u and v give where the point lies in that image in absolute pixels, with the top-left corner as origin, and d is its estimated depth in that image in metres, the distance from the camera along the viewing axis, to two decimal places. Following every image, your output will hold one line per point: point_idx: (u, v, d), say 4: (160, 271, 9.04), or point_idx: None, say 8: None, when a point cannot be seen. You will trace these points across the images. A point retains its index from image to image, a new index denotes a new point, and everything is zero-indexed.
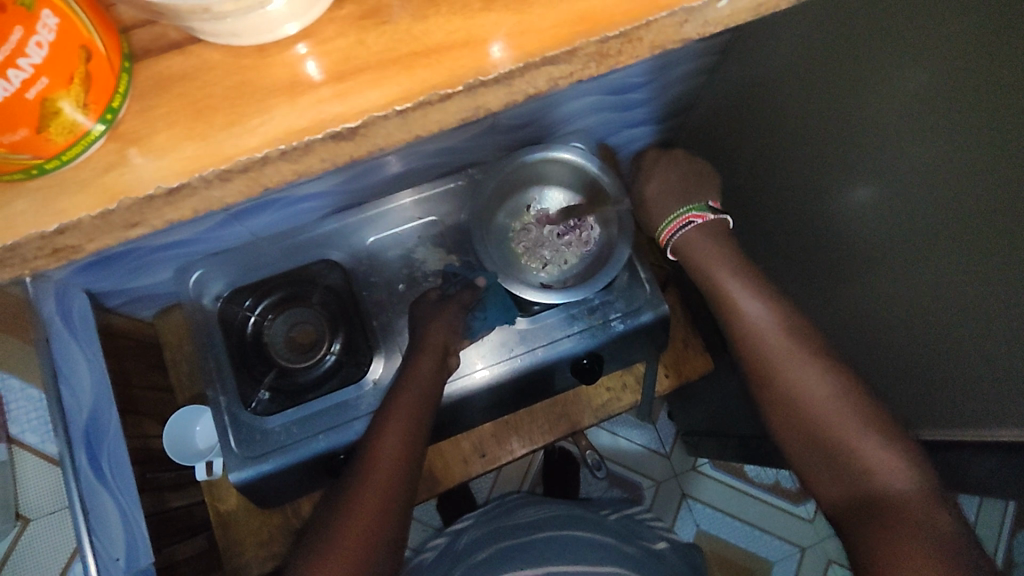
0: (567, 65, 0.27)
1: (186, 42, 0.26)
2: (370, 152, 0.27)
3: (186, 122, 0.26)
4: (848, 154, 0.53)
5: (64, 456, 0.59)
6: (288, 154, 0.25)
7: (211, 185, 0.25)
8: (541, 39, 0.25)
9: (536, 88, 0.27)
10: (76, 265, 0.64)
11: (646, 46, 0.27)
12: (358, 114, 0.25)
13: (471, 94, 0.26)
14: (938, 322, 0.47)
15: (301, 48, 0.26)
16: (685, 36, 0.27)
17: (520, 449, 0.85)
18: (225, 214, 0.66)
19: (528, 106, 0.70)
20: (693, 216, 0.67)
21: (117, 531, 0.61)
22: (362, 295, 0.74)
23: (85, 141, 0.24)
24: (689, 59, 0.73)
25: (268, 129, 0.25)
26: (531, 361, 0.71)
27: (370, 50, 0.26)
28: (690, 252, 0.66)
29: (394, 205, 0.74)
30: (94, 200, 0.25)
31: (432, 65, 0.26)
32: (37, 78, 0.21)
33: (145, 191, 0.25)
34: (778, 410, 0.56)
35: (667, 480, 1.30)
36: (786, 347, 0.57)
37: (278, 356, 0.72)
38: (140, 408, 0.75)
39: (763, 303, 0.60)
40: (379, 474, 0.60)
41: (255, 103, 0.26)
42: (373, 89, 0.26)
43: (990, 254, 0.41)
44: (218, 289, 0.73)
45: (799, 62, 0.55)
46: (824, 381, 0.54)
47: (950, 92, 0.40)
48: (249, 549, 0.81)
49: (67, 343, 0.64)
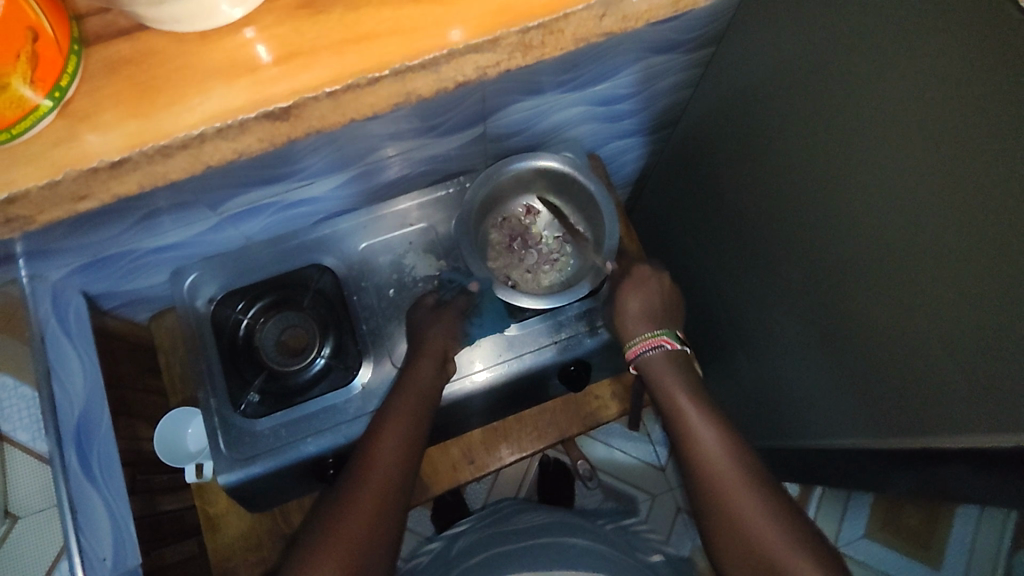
0: (492, 53, 0.36)
1: (134, 29, 0.34)
2: (309, 130, 0.36)
3: (128, 101, 0.34)
4: (831, 160, 0.54)
5: (54, 456, 0.59)
6: (224, 133, 0.34)
7: (152, 162, 0.35)
8: (479, 24, 0.35)
9: (466, 73, 0.36)
10: (74, 264, 0.65)
11: (567, 37, 0.37)
12: (291, 96, 0.34)
13: (398, 77, 0.35)
14: (915, 317, 0.48)
15: (246, 33, 0.34)
16: (604, 27, 0.38)
17: (509, 456, 0.85)
18: (218, 217, 0.68)
19: (520, 114, 0.72)
20: (664, 340, 0.69)
21: (104, 532, 0.62)
22: (352, 299, 0.74)
23: (34, 115, 0.32)
24: (676, 71, 0.74)
25: (205, 108, 0.34)
26: (520, 367, 0.71)
27: (304, 35, 0.34)
28: (653, 376, 0.68)
29: (393, 210, 0.76)
30: (41, 173, 0.34)
31: (361, 50, 0.34)
32: None
33: (89, 164, 0.34)
34: (723, 536, 0.57)
35: (662, 493, 1.30)
36: (731, 476, 0.59)
37: (268, 359, 0.72)
38: (132, 409, 0.76)
39: (717, 430, 0.62)
40: (376, 479, 0.61)
41: (193, 85, 0.34)
42: (306, 71, 0.34)
43: (973, 256, 0.42)
44: (212, 292, 0.75)
45: (781, 70, 0.57)
46: (767, 512, 0.56)
47: (934, 103, 0.42)
48: (238, 553, 0.81)
49: (60, 342, 0.65)
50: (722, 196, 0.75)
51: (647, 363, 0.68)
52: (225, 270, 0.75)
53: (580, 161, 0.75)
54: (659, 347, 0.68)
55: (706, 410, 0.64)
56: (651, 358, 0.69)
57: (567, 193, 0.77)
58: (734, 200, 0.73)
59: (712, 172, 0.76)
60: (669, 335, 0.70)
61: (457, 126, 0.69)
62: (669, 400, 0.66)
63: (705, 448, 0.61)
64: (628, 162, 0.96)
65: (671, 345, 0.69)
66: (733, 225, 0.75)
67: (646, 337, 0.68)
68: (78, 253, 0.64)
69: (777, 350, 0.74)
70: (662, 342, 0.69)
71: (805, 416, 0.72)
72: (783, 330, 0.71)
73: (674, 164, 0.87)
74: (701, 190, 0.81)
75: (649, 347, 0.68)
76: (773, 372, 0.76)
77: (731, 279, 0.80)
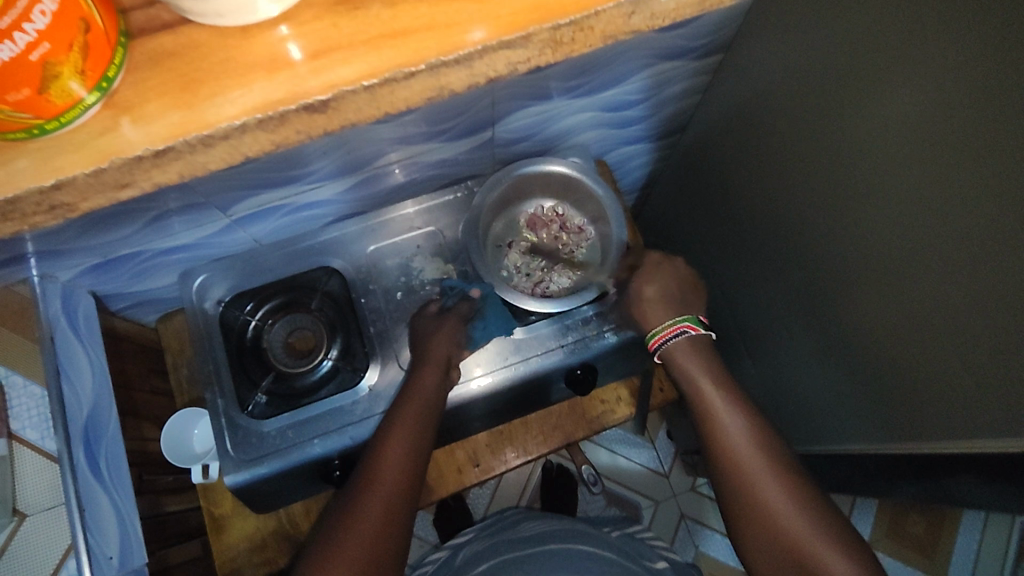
0: (524, 49, 0.36)
1: (176, 23, 0.34)
2: (344, 123, 0.36)
3: (173, 92, 0.34)
4: (840, 170, 0.54)
5: (63, 454, 0.60)
6: (263, 123, 0.34)
7: (195, 152, 0.35)
8: (506, 25, 0.34)
9: (497, 69, 0.36)
10: (85, 265, 0.66)
11: (597, 32, 0.36)
12: (330, 89, 0.34)
13: (433, 72, 0.35)
14: (923, 326, 0.49)
15: (282, 29, 0.34)
16: (633, 26, 0.37)
17: (514, 459, 0.85)
18: (229, 220, 0.68)
19: (528, 120, 0.73)
20: (688, 327, 0.68)
21: (111, 530, 0.62)
22: (360, 302, 0.74)
23: (78, 108, 0.32)
24: (683, 78, 0.75)
25: (246, 100, 0.34)
26: (526, 370, 0.71)
27: (342, 32, 0.34)
28: (679, 364, 0.68)
29: (399, 215, 0.76)
30: (88, 160, 0.34)
31: (397, 46, 0.34)
32: (40, 43, 0.28)
33: (133, 152, 0.34)
34: (752, 529, 0.59)
35: (666, 500, 1.30)
36: (758, 464, 0.60)
37: (276, 360, 0.72)
38: (139, 410, 0.76)
39: (747, 422, 0.63)
40: (391, 472, 0.62)
41: (235, 78, 0.34)
42: (344, 66, 0.34)
43: (977, 263, 0.43)
44: (220, 293, 0.75)
45: (789, 78, 0.58)
46: (789, 501, 0.58)
47: (943, 111, 0.42)
48: (244, 554, 0.81)
49: (70, 343, 0.66)
50: (729, 201, 0.76)
51: (673, 351, 0.68)
52: (236, 272, 0.75)
53: (587, 165, 0.75)
54: (683, 334, 0.68)
55: (728, 396, 0.65)
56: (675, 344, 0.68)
57: (575, 198, 0.78)
58: (741, 206, 0.73)
59: (720, 178, 0.77)
60: (692, 320, 0.69)
61: (466, 132, 0.70)
62: (695, 388, 0.66)
63: (727, 437, 0.62)
64: (635, 169, 0.96)
65: (694, 331, 0.68)
66: (741, 232, 0.75)
67: (670, 323, 0.68)
68: (89, 254, 0.64)
69: (783, 355, 0.74)
70: (686, 328, 0.68)
71: (811, 421, 0.72)
72: (788, 335, 0.71)
73: (683, 169, 0.87)
74: (709, 196, 0.81)
75: (672, 334, 0.68)
76: (780, 378, 0.76)
77: (737, 286, 0.80)
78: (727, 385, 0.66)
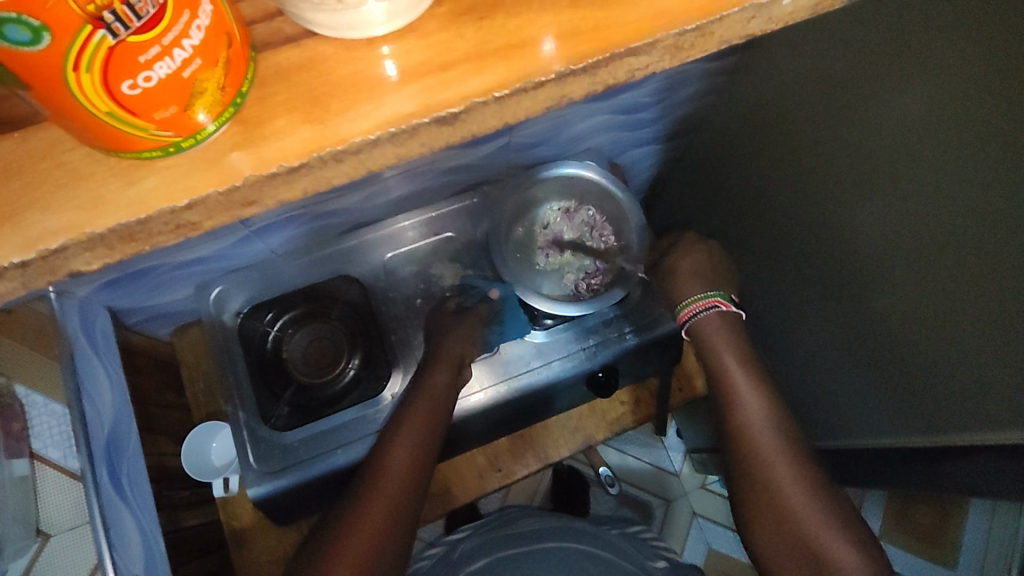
0: (646, 56, 0.28)
1: (300, 36, 0.28)
2: (466, 136, 0.29)
3: (303, 107, 0.27)
4: (853, 169, 0.54)
5: (86, 472, 0.58)
6: (396, 137, 0.27)
7: (325, 167, 0.27)
8: (585, 45, 0.27)
9: (617, 79, 0.29)
10: (101, 280, 0.65)
11: (717, 40, 0.29)
12: (460, 100, 0.27)
13: (559, 83, 0.28)
14: (934, 323, 0.49)
15: (383, 50, 0.28)
16: (750, 31, 0.29)
17: (534, 463, 0.85)
18: (247, 230, 0.68)
19: (543, 125, 0.72)
20: (719, 302, 0.69)
21: (135, 547, 0.61)
22: (380, 310, 0.74)
23: (198, 136, 0.25)
24: (697, 78, 0.75)
25: (378, 114, 0.27)
26: (548, 374, 0.71)
27: (467, 42, 0.28)
28: (705, 336, 0.68)
29: (397, 227, 0.75)
30: (220, 178, 0.26)
31: (525, 56, 0.27)
32: (192, 60, 0.23)
33: (268, 169, 0.26)
34: (757, 503, 0.61)
35: (676, 498, 1.30)
36: (773, 444, 0.62)
37: (297, 372, 0.72)
38: (157, 427, 0.75)
39: (767, 404, 0.65)
40: (395, 475, 0.61)
41: (365, 92, 0.27)
42: (473, 77, 0.27)
43: (983, 262, 0.43)
44: (238, 305, 0.73)
45: (800, 77, 0.58)
46: (799, 481, 0.60)
47: (949, 106, 0.43)
48: (264, 567, 0.80)
49: (90, 358, 0.64)
50: (743, 198, 0.76)
51: (703, 323, 0.68)
52: (253, 283, 0.73)
53: (604, 168, 0.76)
54: (713, 309, 0.69)
55: (753, 377, 0.66)
56: (704, 318, 0.69)
57: (596, 202, 0.78)
58: (758, 205, 0.73)
59: (734, 177, 0.77)
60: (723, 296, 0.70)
61: (482, 138, 0.70)
62: (720, 363, 0.67)
63: (748, 417, 0.64)
64: (646, 169, 0.96)
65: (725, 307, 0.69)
66: (758, 232, 0.75)
67: (699, 298, 0.69)
68: (108, 269, 0.63)
69: (801, 352, 0.74)
70: (716, 304, 0.69)
71: (831, 417, 0.72)
72: (807, 334, 0.71)
73: (698, 169, 0.87)
74: (724, 193, 0.81)
75: (703, 308, 0.69)
76: (801, 378, 0.76)
77: (756, 286, 0.80)
78: (750, 366, 0.67)
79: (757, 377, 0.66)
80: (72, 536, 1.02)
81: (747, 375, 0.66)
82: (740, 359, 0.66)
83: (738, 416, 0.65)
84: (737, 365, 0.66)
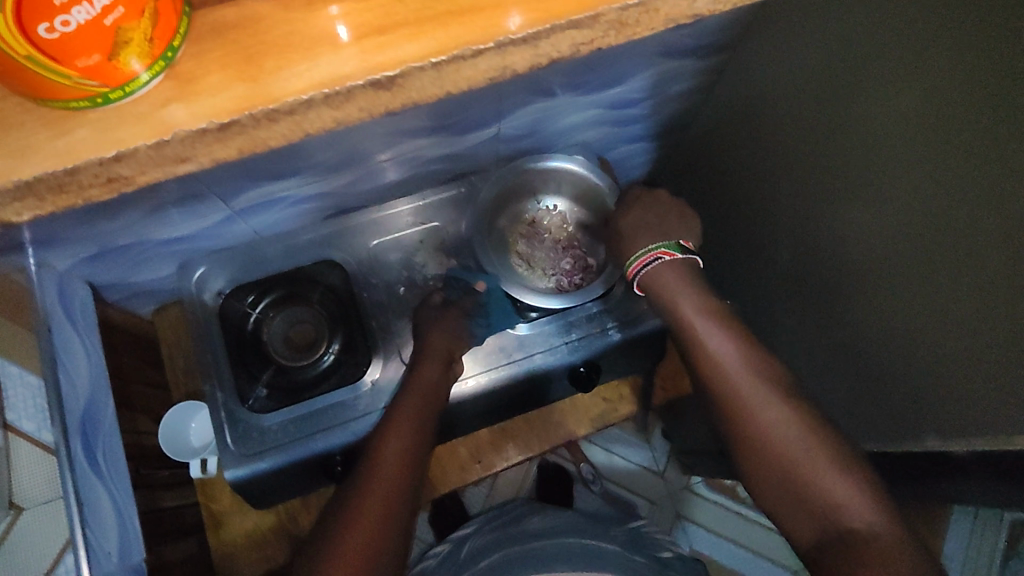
0: (589, 30, 0.33)
1: None
2: (408, 101, 0.32)
3: (236, 64, 0.31)
4: (857, 174, 0.54)
5: (60, 445, 0.58)
6: (332, 100, 0.31)
7: (258, 127, 0.31)
8: (537, 13, 0.32)
9: (560, 51, 0.34)
10: (80, 255, 0.65)
11: (660, 15, 0.34)
12: (398, 65, 0.31)
13: (499, 51, 0.32)
14: (924, 329, 0.49)
15: (330, 11, 0.31)
16: (694, 5, 0.33)
17: (515, 456, 0.85)
18: (229, 210, 0.68)
19: (528, 117, 0.72)
20: (662, 253, 0.64)
21: (109, 524, 0.61)
22: (362, 296, 0.74)
23: (131, 85, 0.29)
24: (689, 76, 0.75)
25: (312, 74, 0.31)
26: (529, 367, 0.71)
27: (407, 7, 0.32)
28: (659, 289, 0.63)
29: (391, 212, 0.76)
30: (151, 131, 0.30)
31: (464, 22, 0.31)
32: (114, 8, 0.26)
33: (199, 125, 0.30)
34: (749, 453, 0.55)
35: (660, 499, 1.30)
36: (755, 388, 0.56)
37: (275, 353, 0.72)
38: (136, 405, 0.75)
39: (736, 345, 0.59)
40: (384, 475, 0.60)
41: (303, 52, 0.31)
42: (411, 42, 0.31)
43: (982, 262, 0.43)
44: (220, 285, 0.74)
45: (797, 71, 0.58)
46: (789, 422, 0.54)
47: (959, 96, 0.42)
48: (241, 549, 0.81)
49: (67, 332, 0.64)
50: (739, 199, 0.76)
51: (650, 278, 0.64)
52: (236, 264, 0.74)
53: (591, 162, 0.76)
54: (657, 261, 0.64)
55: (717, 321, 0.60)
56: (652, 272, 0.64)
57: (581, 197, 0.78)
58: (751, 204, 0.73)
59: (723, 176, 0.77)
60: (668, 246, 0.65)
61: (471, 126, 0.69)
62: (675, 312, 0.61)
63: (722, 365, 0.58)
64: (637, 167, 0.96)
65: (670, 257, 0.64)
66: (755, 233, 0.75)
67: (641, 252, 0.65)
68: (85, 243, 0.63)
69: (782, 354, 0.74)
70: (660, 256, 0.64)
71: None
72: (792, 336, 0.71)
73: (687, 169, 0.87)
74: (720, 194, 0.81)
75: (647, 262, 0.64)
76: None
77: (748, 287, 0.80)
78: (718, 309, 0.61)
79: (722, 318, 0.61)
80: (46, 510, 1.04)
81: (711, 319, 0.60)
82: (696, 303, 0.61)
83: (712, 363, 0.58)
84: (696, 311, 0.61)
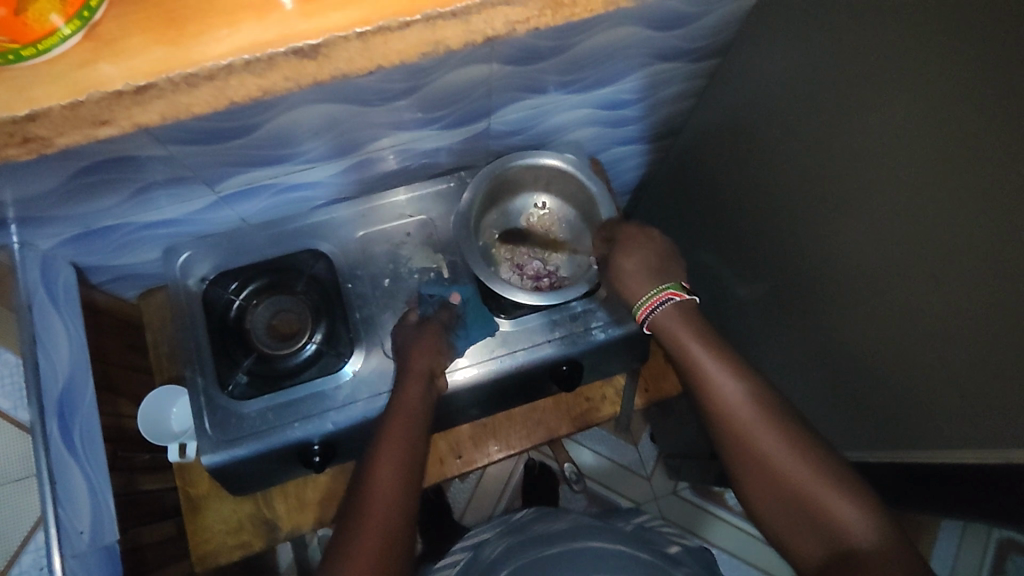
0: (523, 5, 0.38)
1: None
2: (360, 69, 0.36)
3: None
4: (840, 179, 0.54)
5: (35, 426, 0.58)
6: None
7: None
8: None
9: None
10: (64, 236, 0.65)
11: None
12: (316, 30, 0.35)
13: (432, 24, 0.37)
14: (906, 336, 0.49)
15: None
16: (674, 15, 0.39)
17: (497, 453, 0.85)
18: (216, 195, 0.68)
19: (523, 112, 0.72)
20: (671, 294, 0.63)
21: (83, 506, 0.61)
22: (347, 287, 0.74)
23: None
24: (681, 79, 0.76)
25: None
26: (511, 364, 0.71)
27: None
28: (666, 330, 0.62)
29: (387, 202, 0.76)
30: None
31: None
32: None
33: None
34: (752, 478, 0.54)
35: (645, 502, 1.29)
36: (755, 416, 0.55)
37: (258, 341, 0.70)
38: (116, 387, 0.75)
39: (737, 375, 0.58)
40: (382, 505, 0.57)
41: None
42: None
43: (970, 269, 0.42)
44: (205, 271, 0.74)
45: (786, 76, 0.58)
46: (789, 448, 0.54)
47: (956, 103, 0.41)
48: (218, 536, 0.79)
49: (48, 311, 0.65)
50: (720, 202, 0.76)
51: (659, 320, 0.62)
52: (221, 250, 0.74)
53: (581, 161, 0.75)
54: (666, 302, 0.63)
55: (719, 352, 0.59)
56: (660, 313, 0.63)
57: (570, 195, 0.78)
58: (737, 208, 0.73)
59: (712, 179, 0.77)
60: (676, 287, 0.64)
61: (465, 119, 0.69)
62: (683, 352, 0.60)
63: (724, 399, 0.57)
64: (629, 170, 0.97)
65: (678, 298, 0.63)
66: (735, 236, 0.75)
67: (651, 294, 0.63)
68: (71, 223, 0.63)
69: (767, 358, 0.74)
70: (670, 296, 0.63)
71: None
72: (777, 343, 0.71)
73: (677, 172, 0.87)
74: (701, 198, 0.81)
75: (657, 304, 0.63)
76: None
77: (730, 290, 0.80)
78: (719, 340, 0.60)
79: (722, 349, 0.59)
80: (17, 487, 1.07)
81: (715, 353, 0.59)
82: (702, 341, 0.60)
83: (716, 395, 0.57)
84: (702, 348, 0.59)
